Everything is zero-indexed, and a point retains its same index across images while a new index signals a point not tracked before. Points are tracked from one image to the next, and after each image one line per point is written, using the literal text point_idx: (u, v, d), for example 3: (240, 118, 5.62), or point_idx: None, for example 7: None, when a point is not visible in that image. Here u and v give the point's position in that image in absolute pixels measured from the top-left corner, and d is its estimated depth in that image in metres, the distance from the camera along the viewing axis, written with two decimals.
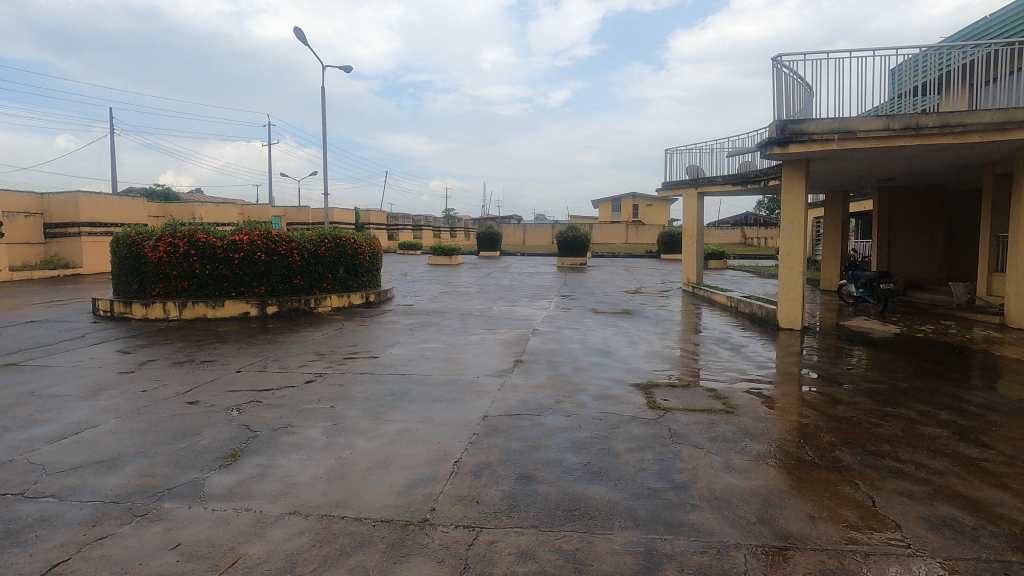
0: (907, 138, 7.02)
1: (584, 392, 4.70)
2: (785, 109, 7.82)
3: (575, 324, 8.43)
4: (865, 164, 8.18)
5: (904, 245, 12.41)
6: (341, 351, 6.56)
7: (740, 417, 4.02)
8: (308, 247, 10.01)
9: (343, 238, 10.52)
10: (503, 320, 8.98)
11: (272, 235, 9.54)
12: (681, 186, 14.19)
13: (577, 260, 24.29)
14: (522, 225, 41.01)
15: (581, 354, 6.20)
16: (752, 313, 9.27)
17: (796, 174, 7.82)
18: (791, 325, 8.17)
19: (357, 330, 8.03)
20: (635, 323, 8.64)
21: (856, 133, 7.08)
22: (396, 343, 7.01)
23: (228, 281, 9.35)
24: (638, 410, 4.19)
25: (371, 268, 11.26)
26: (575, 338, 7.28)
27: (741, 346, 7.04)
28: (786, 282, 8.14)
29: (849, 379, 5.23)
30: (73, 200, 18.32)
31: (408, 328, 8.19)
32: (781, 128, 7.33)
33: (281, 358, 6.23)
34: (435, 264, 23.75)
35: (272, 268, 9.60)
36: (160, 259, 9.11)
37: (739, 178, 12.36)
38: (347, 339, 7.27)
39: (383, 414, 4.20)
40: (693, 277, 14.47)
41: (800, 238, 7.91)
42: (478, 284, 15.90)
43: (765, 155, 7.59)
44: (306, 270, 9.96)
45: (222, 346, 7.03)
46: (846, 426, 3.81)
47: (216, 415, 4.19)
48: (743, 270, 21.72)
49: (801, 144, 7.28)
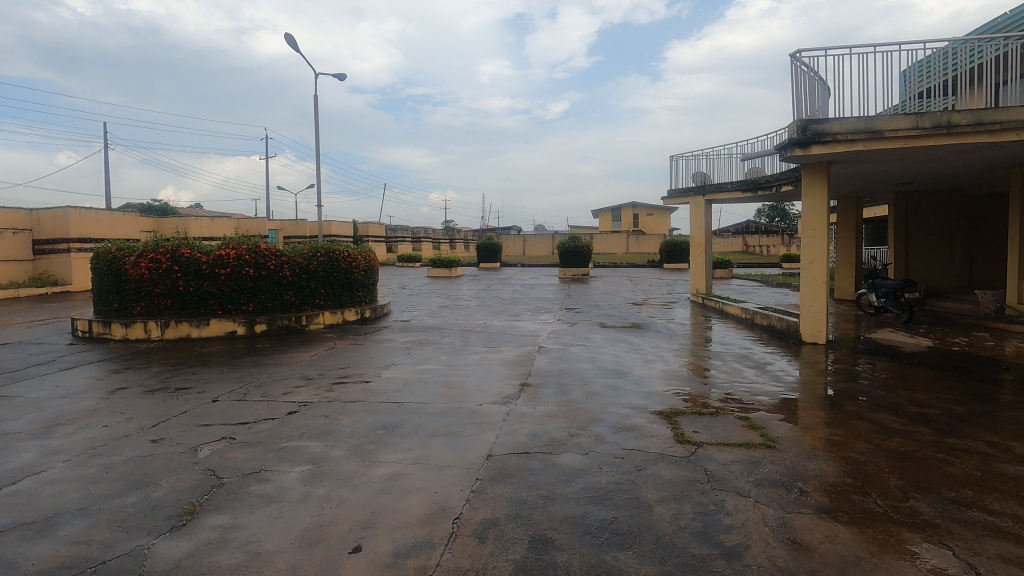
0: (937, 138, 6.54)
1: (601, 423, 4.16)
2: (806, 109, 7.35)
3: (583, 341, 7.91)
4: (888, 167, 7.68)
5: (923, 252, 11.91)
6: (331, 374, 6.02)
7: (785, 454, 3.48)
8: (299, 262, 9.53)
9: (337, 251, 10.04)
10: (505, 336, 8.44)
11: (261, 248, 9.04)
12: (687, 194, 13.73)
13: (579, 271, 23.83)
14: (522, 236, 40.68)
15: (592, 377, 5.65)
16: (770, 326, 8.72)
17: (817, 178, 7.33)
18: (814, 339, 7.62)
19: (349, 350, 7.49)
20: (647, 339, 8.08)
21: (884, 133, 6.59)
22: (391, 365, 6.46)
23: (214, 298, 8.83)
24: (664, 445, 3.65)
25: (367, 283, 10.77)
26: (584, 356, 6.74)
27: (766, 364, 6.49)
28: (809, 293, 7.60)
29: (894, 402, 4.68)
30: (62, 215, 17.84)
31: (405, 347, 7.66)
32: (802, 129, 6.83)
33: (265, 384, 5.69)
34: (434, 277, 23.25)
35: (261, 284, 9.08)
36: (142, 276, 8.58)
37: (748, 185, 11.96)
38: (340, 361, 6.75)
39: (372, 453, 3.65)
40: (702, 287, 13.96)
41: (822, 245, 7.42)
42: (479, 296, 15.41)
43: (784, 157, 7.08)
44: (297, 285, 9.46)
45: (201, 370, 6.49)
46: (911, 465, 3.26)
47: (179, 458, 3.64)
48: (751, 278, 21.24)
49: (825, 145, 6.78)
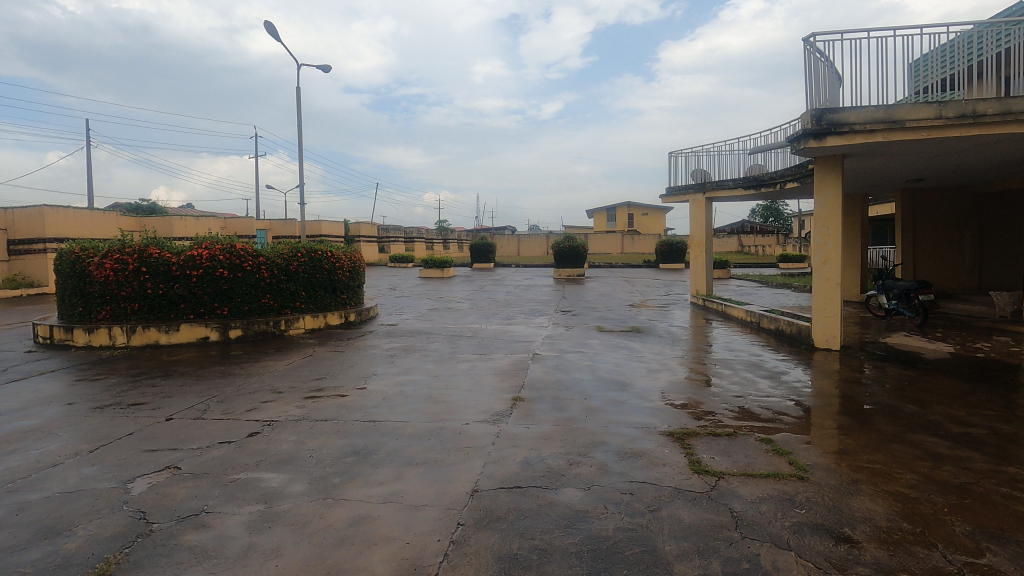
0: (962, 128, 6.05)
1: (604, 448, 3.64)
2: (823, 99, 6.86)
3: (580, 347, 7.38)
4: (904, 162, 7.20)
5: (930, 251, 11.47)
6: (304, 387, 5.46)
7: (822, 488, 2.97)
8: (278, 263, 8.94)
9: (318, 251, 9.48)
10: (497, 342, 7.90)
11: (236, 248, 8.46)
12: (686, 192, 13.21)
13: (575, 271, 23.33)
14: (516, 236, 40.16)
15: (592, 389, 5.13)
16: (778, 330, 8.22)
17: (830, 172, 6.84)
18: (827, 345, 7.12)
19: (329, 358, 6.94)
20: (649, 345, 7.56)
21: (905, 123, 6.08)
22: (372, 375, 5.92)
23: (185, 301, 8.24)
24: (679, 477, 3.13)
25: (351, 285, 10.21)
26: (582, 365, 6.22)
27: (779, 374, 6.00)
28: (821, 296, 7.09)
29: (930, 418, 4.18)
30: (39, 214, 17.18)
31: (389, 354, 7.11)
32: (817, 118, 6.32)
33: (229, 399, 5.12)
34: (427, 277, 22.70)
35: (236, 287, 8.50)
36: (107, 277, 7.98)
37: (750, 181, 11.59)
38: (317, 371, 6.20)
39: (337, 488, 3.11)
40: (702, 289, 13.46)
41: (836, 244, 6.93)
42: (471, 298, 14.87)
43: (797, 150, 6.60)
44: (276, 288, 8.89)
45: (163, 381, 5.92)
46: (974, 504, 2.76)
47: (109, 496, 3.07)
48: (749, 279, 20.80)
49: (841, 137, 6.29)
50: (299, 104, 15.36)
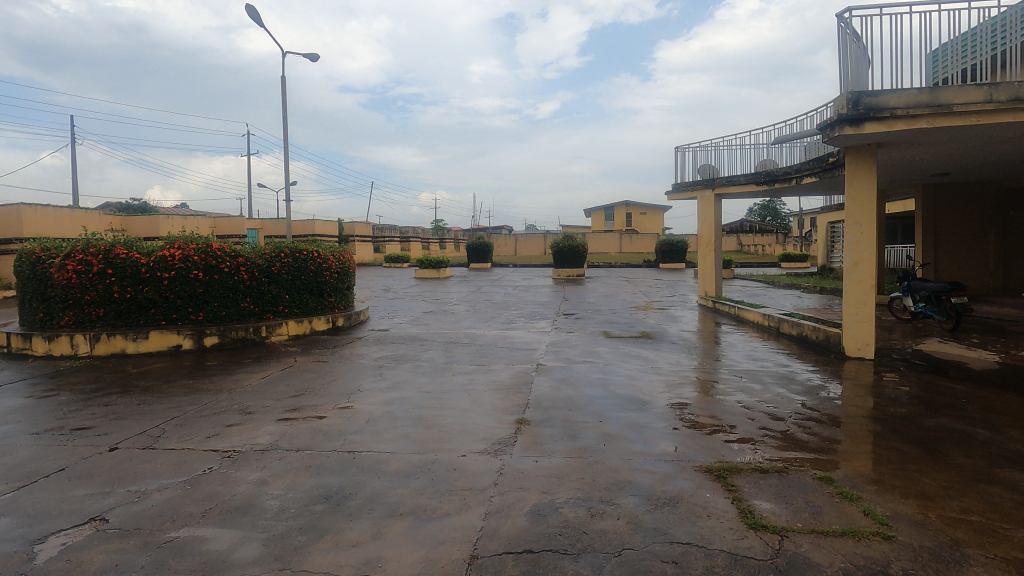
0: (1016, 114, 5.39)
1: (631, 491, 2.98)
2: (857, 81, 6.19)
3: (587, 355, 6.74)
4: (942, 152, 6.56)
5: (952, 250, 10.84)
6: (278, 407, 4.79)
7: (917, 554, 2.33)
8: (259, 263, 8.25)
9: (303, 250, 8.79)
10: (497, 350, 7.22)
11: (212, 248, 7.76)
12: (693, 188, 12.55)
13: (575, 272, 22.69)
14: (513, 236, 39.48)
15: (607, 409, 4.47)
16: (801, 336, 7.58)
17: (864, 163, 6.21)
18: (860, 354, 6.48)
19: (311, 369, 6.26)
20: (663, 354, 6.90)
21: (951, 107, 5.43)
22: (356, 391, 5.24)
23: (157, 306, 7.55)
24: (733, 537, 2.48)
25: (339, 287, 9.55)
26: (592, 378, 5.57)
27: (813, 388, 5.37)
28: (853, 300, 6.45)
29: (1011, 447, 3.54)
30: (16, 214, 16.45)
31: (378, 365, 6.44)
32: (853, 103, 5.67)
33: (189, 421, 4.43)
34: (423, 278, 22.01)
35: (213, 290, 7.82)
36: (68, 280, 7.27)
37: (762, 177, 10.96)
38: (295, 386, 5.52)
39: (299, 554, 2.44)
40: (711, 290, 12.80)
41: (870, 242, 6.29)
42: (468, 301, 14.18)
43: (829, 138, 5.96)
44: (257, 290, 8.21)
45: (120, 398, 5.24)
46: None
47: (5, 566, 2.40)
48: (755, 279, 20.20)
49: (880, 123, 5.64)
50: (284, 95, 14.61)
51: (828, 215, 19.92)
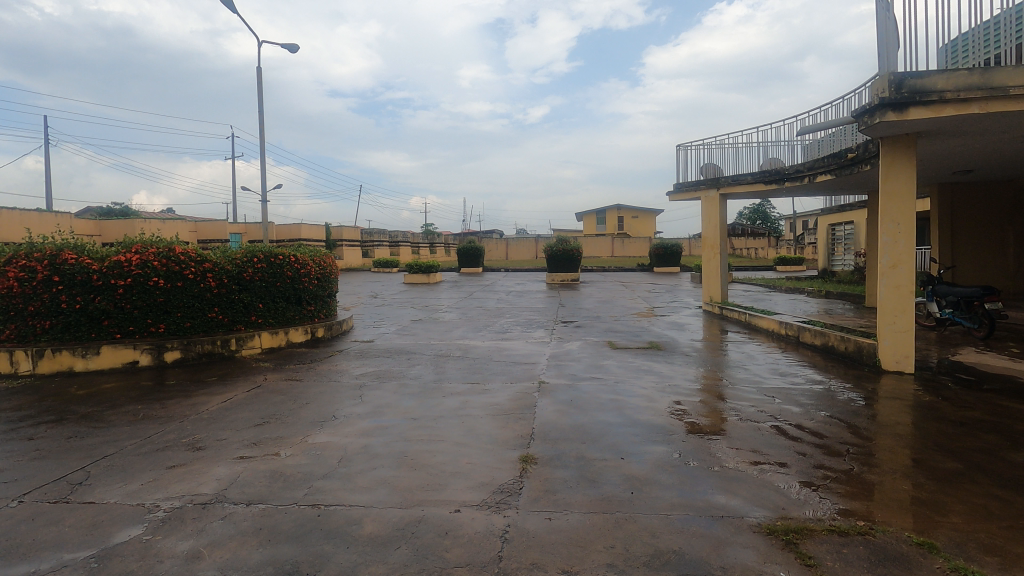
0: None
1: (681, 568, 2.26)
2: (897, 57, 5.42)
3: (594, 370, 6.03)
4: (986, 142, 5.91)
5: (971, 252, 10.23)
6: (236, 440, 4.03)
7: None
8: (228, 269, 7.46)
9: (278, 255, 8.02)
10: (492, 364, 6.50)
11: (175, 253, 6.97)
12: (697, 188, 11.89)
13: (570, 276, 22.02)
14: (504, 240, 38.78)
15: (628, 442, 3.75)
16: (826, 346, 6.92)
17: (901, 155, 5.58)
18: (899, 368, 5.82)
19: (282, 390, 5.49)
20: (679, 368, 6.18)
21: (1007, 90, 4.76)
22: (331, 419, 4.48)
23: (111, 318, 6.74)
24: None
25: (319, 295, 8.79)
26: (605, 400, 4.85)
27: (857, 409, 4.68)
28: (890, 307, 5.79)
29: None
30: None
31: (358, 384, 5.68)
32: (896, 86, 5.01)
33: (124, 461, 3.66)
34: (412, 284, 21.26)
35: (175, 299, 7.02)
36: (9, 289, 6.43)
37: (771, 175, 10.32)
38: (261, 412, 4.75)
39: None
40: (716, 295, 12.13)
41: (908, 244, 5.64)
42: (459, 307, 13.43)
43: (867, 126, 5.31)
44: (226, 299, 7.43)
45: (49, 428, 4.43)
46: None
47: None
48: (755, 283, 19.63)
49: (926, 108, 4.98)
50: (259, 88, 13.79)
51: (830, 216, 19.42)
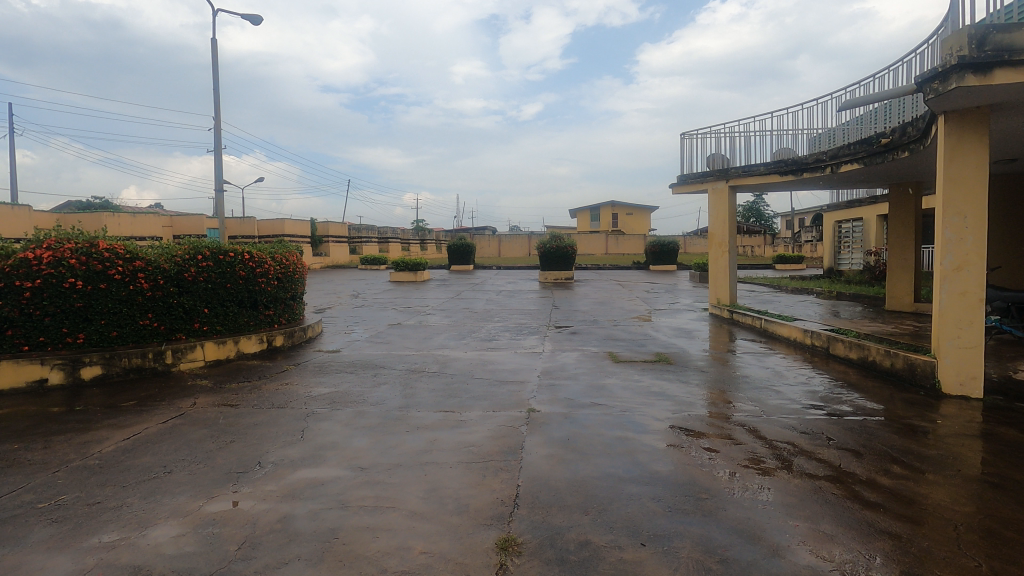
0: None
1: None
2: (974, 10, 4.40)
3: (596, 393, 4.98)
4: None
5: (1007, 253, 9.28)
6: (112, 506, 2.93)
7: None
8: (165, 268, 6.37)
9: (228, 251, 6.91)
10: (473, 384, 5.43)
11: (98, 249, 5.87)
12: (704, 180, 10.87)
13: (563, 275, 20.93)
14: (495, 237, 37.59)
15: (650, 513, 2.71)
16: (867, 361, 5.90)
17: (971, 133, 4.58)
18: (962, 392, 4.83)
19: (207, 421, 4.39)
20: (698, 390, 5.14)
21: None
22: (253, 468, 3.40)
23: (16, 326, 5.65)
24: None
25: (278, 298, 7.69)
26: (612, 438, 3.80)
27: (933, 451, 3.67)
28: (952, 319, 4.79)
29: None
30: None
31: (305, 412, 4.58)
32: (979, 42, 4.00)
33: None
34: (396, 282, 20.09)
35: (97, 305, 5.92)
36: None
37: (787, 165, 9.30)
38: (167, 456, 3.66)
39: None
40: (723, 298, 11.11)
41: (976, 242, 4.64)
42: (444, 309, 12.33)
43: (935, 96, 4.30)
44: (161, 304, 6.33)
45: None
46: None
47: None
48: (759, 283, 18.61)
49: (1017, 70, 3.95)
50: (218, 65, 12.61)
51: (835, 213, 18.44)
